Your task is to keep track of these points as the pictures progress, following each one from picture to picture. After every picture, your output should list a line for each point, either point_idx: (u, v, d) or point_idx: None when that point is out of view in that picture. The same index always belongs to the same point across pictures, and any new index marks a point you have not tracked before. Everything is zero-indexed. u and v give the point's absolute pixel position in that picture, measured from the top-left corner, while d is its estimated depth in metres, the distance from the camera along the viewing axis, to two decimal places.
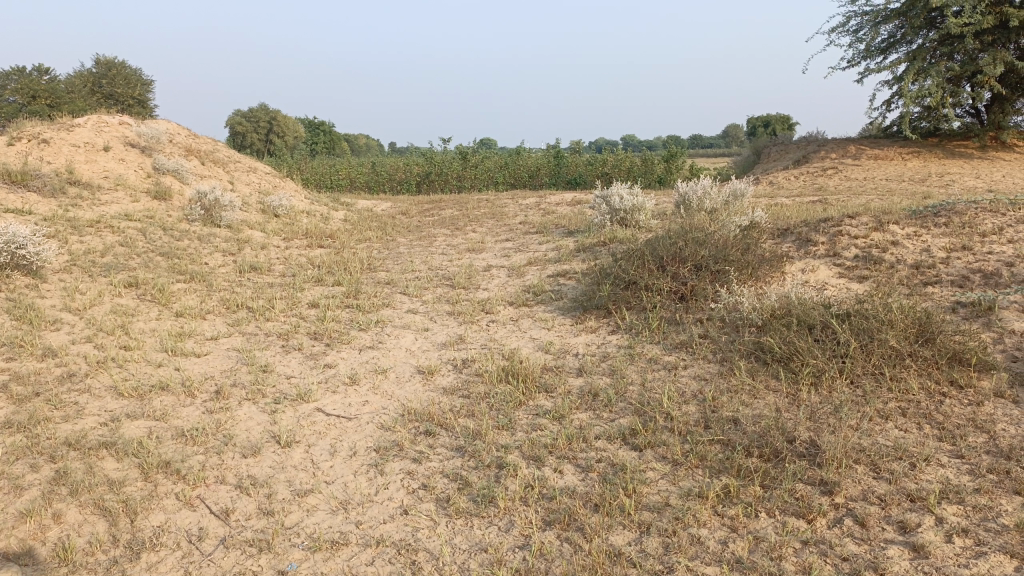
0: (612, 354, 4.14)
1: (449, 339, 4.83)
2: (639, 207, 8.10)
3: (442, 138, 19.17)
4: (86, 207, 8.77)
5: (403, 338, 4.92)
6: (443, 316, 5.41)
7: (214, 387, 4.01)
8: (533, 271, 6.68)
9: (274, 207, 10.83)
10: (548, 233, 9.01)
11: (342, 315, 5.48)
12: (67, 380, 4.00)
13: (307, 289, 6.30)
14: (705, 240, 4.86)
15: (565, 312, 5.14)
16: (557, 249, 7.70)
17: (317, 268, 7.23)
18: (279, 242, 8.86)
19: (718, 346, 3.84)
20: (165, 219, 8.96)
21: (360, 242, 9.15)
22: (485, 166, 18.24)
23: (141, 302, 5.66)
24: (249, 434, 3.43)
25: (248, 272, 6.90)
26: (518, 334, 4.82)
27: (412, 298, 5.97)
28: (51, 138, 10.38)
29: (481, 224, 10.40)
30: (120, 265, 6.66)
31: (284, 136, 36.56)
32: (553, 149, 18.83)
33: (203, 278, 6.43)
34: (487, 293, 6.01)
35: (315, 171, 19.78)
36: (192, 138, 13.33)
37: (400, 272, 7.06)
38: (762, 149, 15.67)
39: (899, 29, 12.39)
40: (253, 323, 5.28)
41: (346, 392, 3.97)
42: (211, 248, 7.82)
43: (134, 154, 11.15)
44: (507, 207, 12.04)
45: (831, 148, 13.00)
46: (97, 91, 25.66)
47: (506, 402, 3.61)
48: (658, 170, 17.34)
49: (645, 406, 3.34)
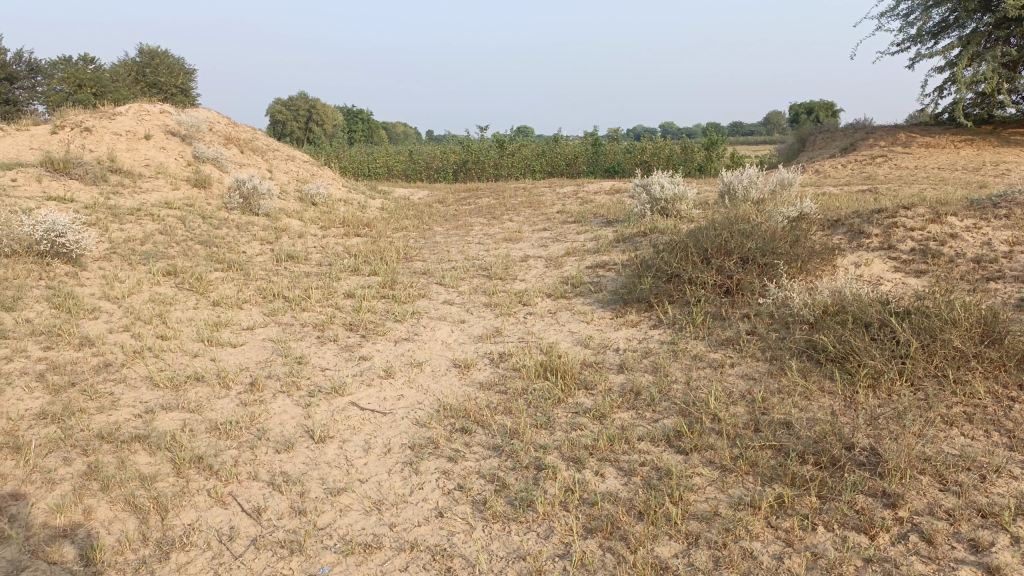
0: (655, 349, 3.99)
1: (486, 331, 4.73)
2: (680, 197, 7.90)
3: (479, 126, 19.05)
4: (127, 195, 8.85)
5: (439, 330, 4.82)
6: (479, 308, 5.31)
7: (249, 379, 3.95)
8: (571, 262, 6.54)
9: (312, 195, 10.83)
10: (586, 222, 8.84)
11: (377, 305, 5.41)
12: (103, 371, 3.98)
13: (343, 278, 6.24)
14: (752, 232, 4.67)
15: (605, 304, 5.00)
16: (595, 239, 7.55)
17: (353, 257, 7.19)
18: (315, 230, 8.84)
19: (768, 344, 3.67)
20: (204, 207, 9.00)
21: (397, 231, 9.09)
22: (522, 154, 18.08)
23: (179, 291, 5.66)
24: (282, 428, 3.36)
25: (284, 260, 6.87)
26: (557, 328, 4.69)
27: (448, 289, 5.88)
28: (94, 126, 10.50)
29: (518, 213, 10.28)
30: (159, 253, 6.68)
31: (322, 124, 36.74)
32: (591, 136, 18.58)
33: (240, 267, 6.41)
34: (524, 284, 5.89)
35: (353, 158, 19.82)
36: (231, 126, 13.40)
37: (436, 262, 6.97)
38: (807, 137, 15.25)
39: (951, 14, 11.89)
40: (289, 313, 5.23)
41: (380, 386, 3.88)
42: (248, 236, 7.83)
43: (174, 142, 11.24)
44: (545, 196, 11.89)
45: (880, 136, 12.59)
46: (141, 79, 25.99)
47: (544, 400, 3.49)
48: (698, 158, 16.98)
49: (690, 406, 3.19)
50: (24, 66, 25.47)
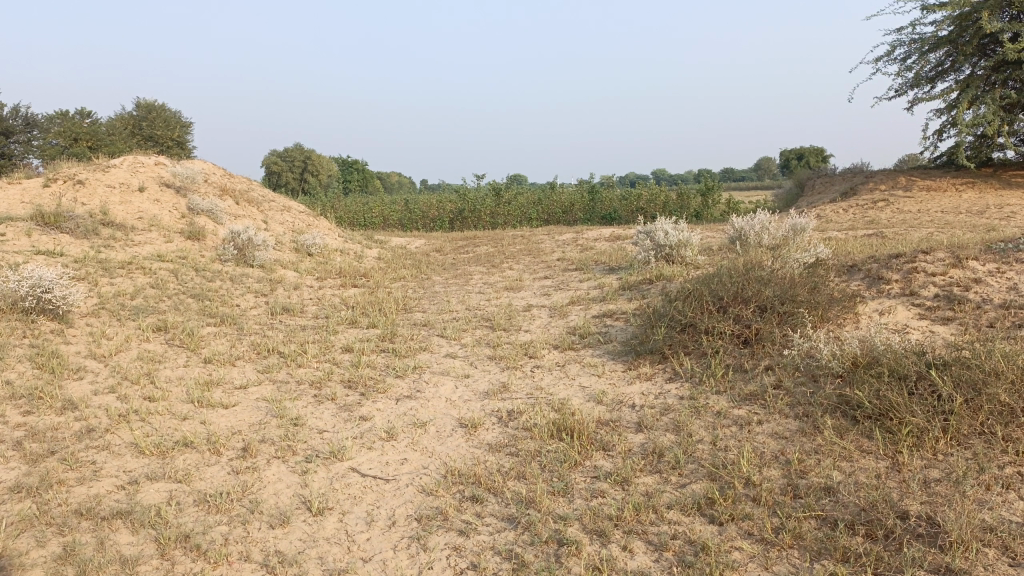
0: (674, 405, 3.76)
1: (492, 387, 4.49)
2: (685, 243, 7.73)
3: (475, 175, 19.04)
4: (119, 248, 8.66)
5: (442, 385, 4.59)
6: (484, 361, 5.07)
7: (241, 444, 3.70)
8: (576, 311, 6.33)
9: (308, 246, 10.66)
10: (588, 270, 8.67)
11: (377, 359, 5.18)
12: (85, 437, 3.73)
13: (340, 332, 6.02)
14: (768, 279, 4.49)
15: (616, 356, 4.78)
16: (599, 287, 7.35)
17: (351, 309, 6.98)
18: (311, 282, 8.65)
19: (796, 399, 3.45)
20: (198, 259, 8.81)
21: (395, 281, 8.89)
22: (518, 203, 18.04)
23: (169, 348, 5.43)
24: (277, 499, 3.11)
25: (280, 313, 6.65)
26: (566, 382, 4.46)
27: (451, 341, 5.66)
28: (87, 179, 10.37)
29: (517, 262, 10.11)
30: (150, 308, 6.46)
31: (318, 175, 36.86)
32: (587, 184, 18.57)
33: (234, 321, 6.19)
34: (529, 335, 5.67)
35: (349, 209, 19.76)
36: (227, 177, 13.30)
37: (436, 313, 6.76)
38: (804, 181, 15.22)
39: (948, 58, 11.98)
40: (284, 369, 4.99)
41: (382, 449, 3.63)
42: (243, 289, 7.62)
43: (169, 194, 11.10)
44: (543, 243, 11.75)
45: (880, 180, 12.55)
46: (137, 133, 26.02)
47: (560, 463, 3.24)
48: (695, 204, 16.91)
49: (719, 468, 2.95)
50: (20, 121, 25.52)
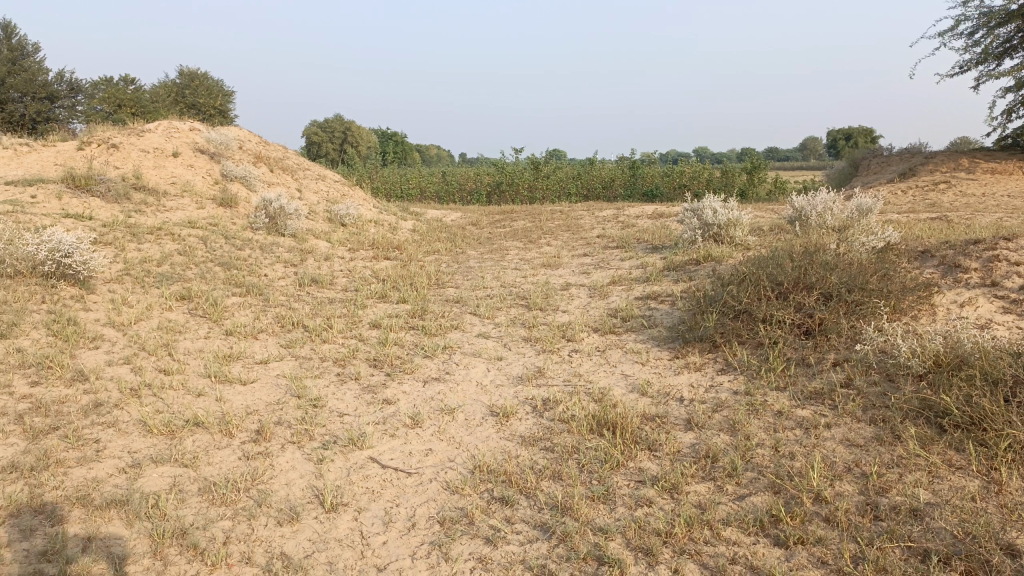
0: (729, 401, 3.41)
1: (527, 372, 4.17)
2: (734, 222, 7.29)
3: (514, 148, 18.63)
4: (149, 214, 8.49)
5: (473, 368, 4.28)
6: (518, 343, 4.75)
7: (256, 426, 3.43)
8: (618, 292, 5.97)
9: (341, 216, 10.42)
10: (630, 247, 8.27)
11: (406, 337, 4.89)
12: (92, 412, 3.50)
13: (369, 306, 5.75)
14: (835, 264, 4.08)
15: (662, 342, 4.42)
16: (642, 266, 6.97)
17: (381, 282, 6.71)
18: (343, 253, 8.39)
19: (869, 402, 3.08)
20: (228, 227, 8.61)
21: (428, 255, 8.60)
22: (557, 177, 17.61)
23: (191, 318, 5.20)
24: (288, 490, 2.84)
25: (308, 285, 6.40)
26: (607, 370, 4.12)
27: (484, 320, 5.34)
28: (122, 142, 10.22)
29: (556, 237, 9.75)
30: (175, 275, 6.25)
31: (357, 145, 36.75)
32: (628, 160, 18.05)
33: (260, 292, 5.95)
34: (567, 316, 5.33)
35: (386, 179, 19.53)
36: (263, 144, 13.10)
37: (470, 289, 6.46)
38: (859, 161, 14.54)
39: (1018, 33, 11.21)
40: (308, 345, 4.73)
41: (406, 437, 3.33)
42: (272, 258, 7.38)
43: (203, 160, 10.92)
44: (583, 219, 11.35)
45: (941, 161, 11.87)
46: (180, 100, 25.96)
47: (602, 463, 2.91)
48: (739, 182, 16.21)
49: (783, 480, 2.60)
50: (65, 85, 25.70)
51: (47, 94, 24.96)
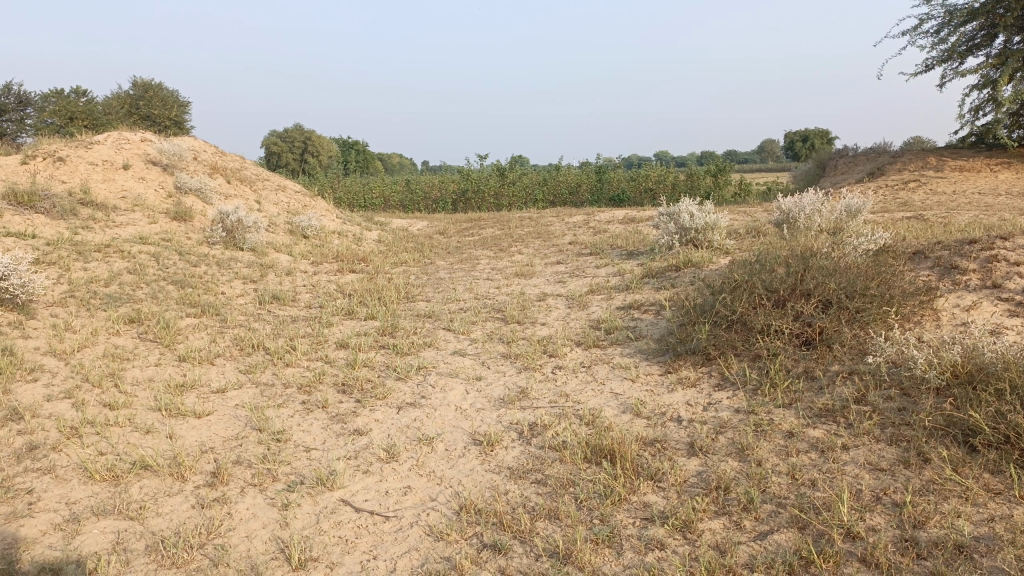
0: (732, 420, 3.14)
1: (509, 393, 3.86)
2: (712, 226, 7.09)
3: (478, 155, 18.34)
4: (98, 230, 8.01)
5: (451, 390, 3.96)
6: (497, 361, 4.45)
7: (211, 466, 3.08)
8: (598, 301, 5.70)
9: (303, 228, 10.01)
10: (604, 254, 8.04)
11: (376, 358, 4.55)
12: (24, 456, 3.11)
13: (335, 324, 5.39)
14: (832, 268, 3.86)
15: (651, 356, 4.15)
16: (619, 273, 6.71)
17: (347, 297, 6.35)
18: (306, 267, 8.01)
19: (887, 420, 2.84)
20: (183, 242, 8.17)
21: (396, 267, 8.26)
22: (523, 183, 17.36)
23: (141, 343, 4.80)
24: (249, 544, 2.49)
25: (269, 302, 6.03)
26: (595, 389, 3.83)
27: (459, 336, 5.03)
28: (68, 155, 9.70)
29: (526, 245, 9.47)
30: (125, 296, 5.83)
31: (318, 155, 36.14)
32: (594, 164, 17.88)
33: (217, 312, 5.56)
34: (547, 329, 5.04)
35: (348, 189, 19.11)
36: (219, 155, 12.62)
37: (442, 303, 6.14)
38: (825, 161, 14.52)
39: (982, 31, 11.26)
40: (269, 370, 4.37)
41: (381, 473, 3.01)
42: (230, 275, 6.98)
43: (155, 172, 10.43)
44: (553, 226, 11.10)
45: (908, 159, 11.86)
46: (134, 112, 25.15)
47: (602, 498, 2.62)
48: (705, 185, 16.08)
49: (807, 515, 2.34)
50: (13, 98, 24.82)
51: None
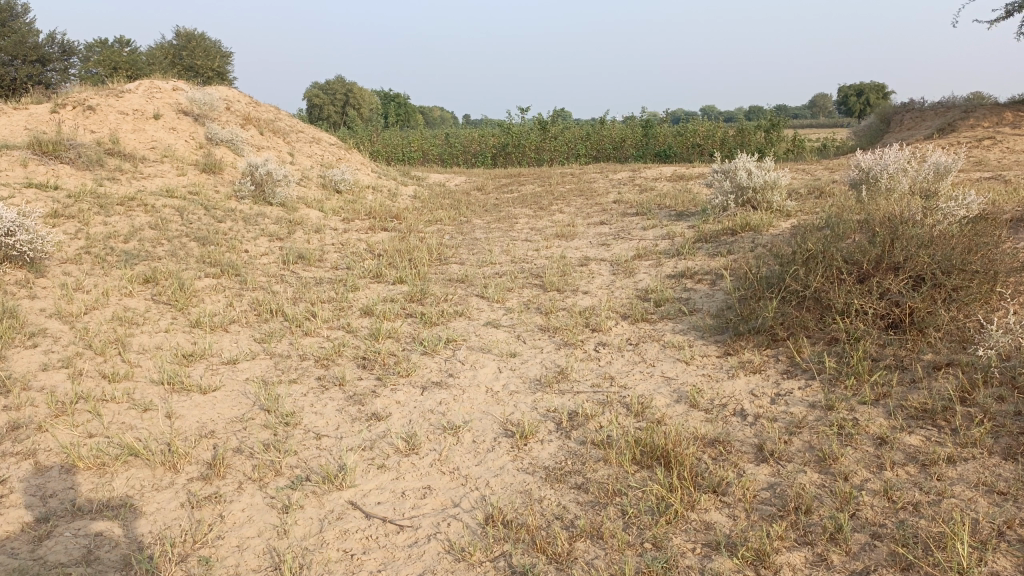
0: (808, 419, 2.69)
1: (546, 374, 3.44)
2: (771, 185, 6.51)
3: (520, 107, 17.70)
4: (124, 182, 7.73)
5: (482, 369, 3.55)
6: (534, 334, 4.02)
7: (209, 455, 2.73)
8: (646, 268, 5.22)
9: (336, 182, 9.61)
10: (652, 214, 7.51)
11: (401, 327, 4.17)
12: (6, 438, 2.80)
13: (361, 288, 5.01)
14: (925, 239, 3.33)
15: (708, 335, 3.69)
16: (669, 236, 6.20)
17: (376, 258, 5.97)
18: (336, 223, 7.65)
19: (1003, 430, 2.36)
20: (210, 195, 7.85)
21: (430, 224, 7.85)
22: (565, 137, 16.71)
23: (152, 305, 4.47)
24: (239, 557, 2.14)
25: (294, 262, 5.67)
26: (644, 372, 3.39)
27: (493, 305, 4.61)
28: (98, 104, 9.41)
29: (569, 203, 8.97)
30: (143, 253, 5.51)
31: (359, 108, 35.64)
32: (641, 118, 17.12)
33: (237, 271, 5.21)
34: (590, 299, 4.59)
35: (387, 142, 18.69)
36: (253, 105, 12.26)
37: (476, 265, 5.72)
38: (890, 116, 13.61)
39: None
40: (286, 339, 4.01)
41: (398, 469, 2.63)
42: (256, 231, 6.63)
43: (186, 122, 10.11)
44: (597, 183, 10.55)
45: (983, 115, 10.97)
46: (177, 62, 24.81)
47: (656, 515, 2.20)
48: (757, 141, 15.25)
49: (912, 552, 1.90)
50: (57, 47, 24.79)
51: (38, 57, 23.97)
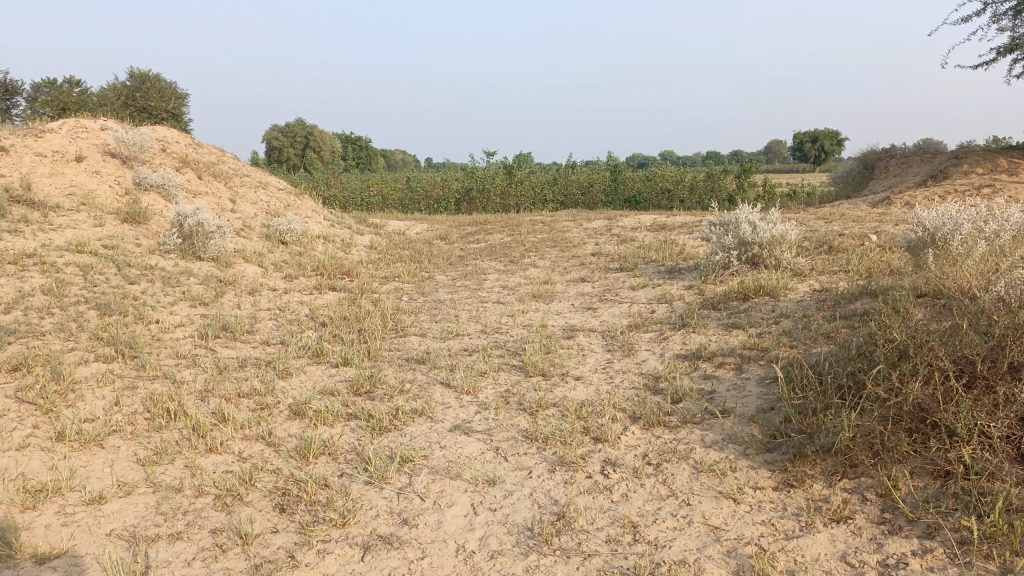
0: None
1: (541, 520, 2.45)
2: (779, 240, 5.68)
3: (485, 151, 16.90)
4: (28, 235, 6.60)
5: (451, 509, 2.55)
6: (518, 447, 3.04)
7: None
8: (647, 344, 4.28)
9: (281, 231, 8.55)
10: (639, 270, 6.63)
11: (341, 435, 3.14)
12: None
13: (295, 373, 3.98)
14: None
15: (756, 453, 2.74)
16: (666, 300, 5.30)
17: (318, 329, 4.95)
18: (277, 281, 6.62)
19: None
20: (130, 250, 6.75)
21: (386, 283, 6.85)
22: (532, 182, 15.94)
23: (11, 406, 3.38)
24: None
25: (216, 336, 4.62)
26: (677, 515, 2.42)
27: (461, 398, 3.62)
28: (11, 145, 8.29)
29: (542, 256, 8.04)
30: (22, 327, 4.40)
31: (319, 151, 34.71)
32: (610, 163, 16.43)
33: (137, 353, 4.14)
34: (585, 389, 3.63)
35: (344, 186, 17.74)
36: (194, 147, 11.20)
37: (440, 338, 4.73)
38: (871, 161, 13.07)
39: None
40: (181, 460, 2.96)
41: None
42: (175, 294, 5.55)
43: (113, 165, 9.00)
44: (570, 232, 9.68)
45: (975, 160, 10.39)
46: (130, 103, 23.52)
47: None
48: (729, 186, 14.58)
49: None
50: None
51: None
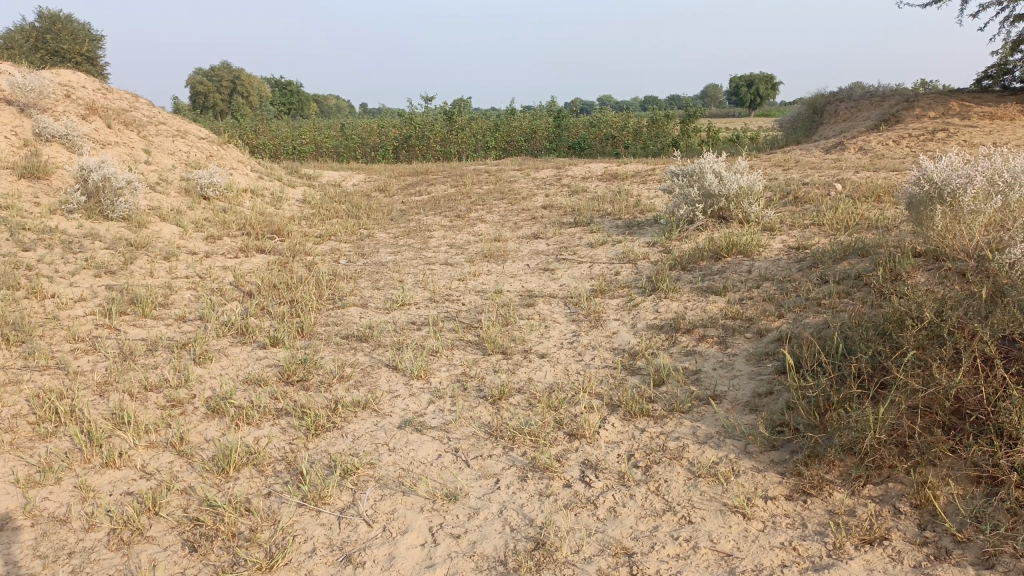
0: None
1: (516, 549, 2.02)
2: (746, 191, 5.29)
3: (423, 96, 16.09)
4: None
5: (405, 537, 2.10)
6: (481, 447, 2.58)
7: None
8: (616, 312, 3.85)
9: (202, 185, 7.79)
10: (595, 224, 6.19)
11: (269, 439, 2.64)
12: None
13: (215, 357, 3.42)
14: None
15: (761, 452, 2.35)
16: (629, 259, 4.87)
17: (244, 300, 4.37)
18: (197, 243, 5.94)
19: None
20: (26, 210, 5.96)
21: (320, 242, 6.24)
22: (472, 129, 15.27)
23: None
24: None
25: (122, 313, 4.00)
26: (680, 538, 2.02)
27: (411, 384, 3.13)
28: None
29: (490, 209, 7.52)
30: None
31: (247, 96, 32.98)
32: (554, 108, 15.83)
33: (23, 338, 3.51)
34: (552, 371, 3.18)
35: (274, 133, 16.73)
36: (103, 93, 10.18)
37: (383, 309, 4.21)
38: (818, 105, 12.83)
39: None
40: (69, 480, 2.41)
41: None
42: (77, 262, 4.86)
43: (8, 113, 8.03)
44: (517, 182, 9.16)
45: (926, 103, 10.19)
46: (41, 46, 21.66)
47: None
48: (674, 132, 14.20)
49: None
50: None
51: None
